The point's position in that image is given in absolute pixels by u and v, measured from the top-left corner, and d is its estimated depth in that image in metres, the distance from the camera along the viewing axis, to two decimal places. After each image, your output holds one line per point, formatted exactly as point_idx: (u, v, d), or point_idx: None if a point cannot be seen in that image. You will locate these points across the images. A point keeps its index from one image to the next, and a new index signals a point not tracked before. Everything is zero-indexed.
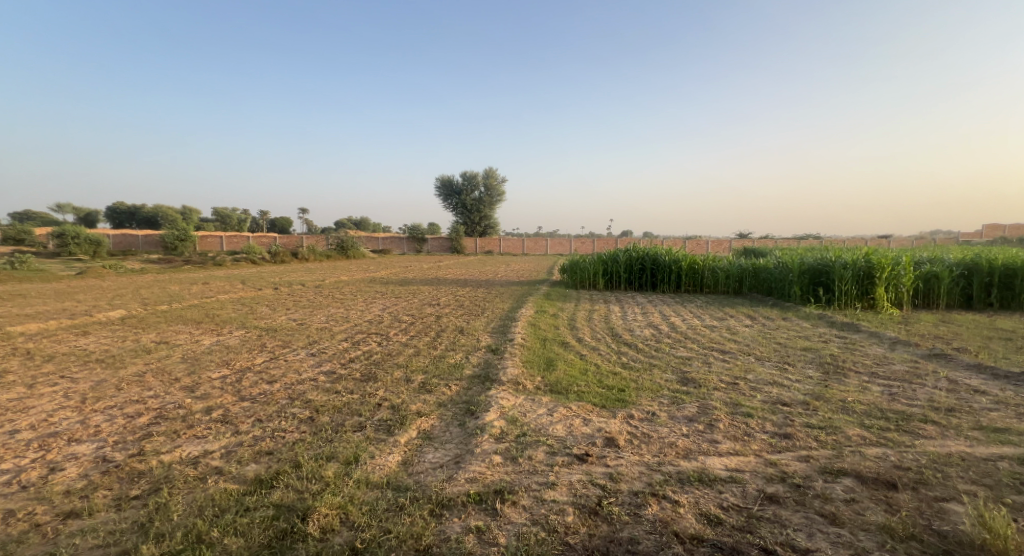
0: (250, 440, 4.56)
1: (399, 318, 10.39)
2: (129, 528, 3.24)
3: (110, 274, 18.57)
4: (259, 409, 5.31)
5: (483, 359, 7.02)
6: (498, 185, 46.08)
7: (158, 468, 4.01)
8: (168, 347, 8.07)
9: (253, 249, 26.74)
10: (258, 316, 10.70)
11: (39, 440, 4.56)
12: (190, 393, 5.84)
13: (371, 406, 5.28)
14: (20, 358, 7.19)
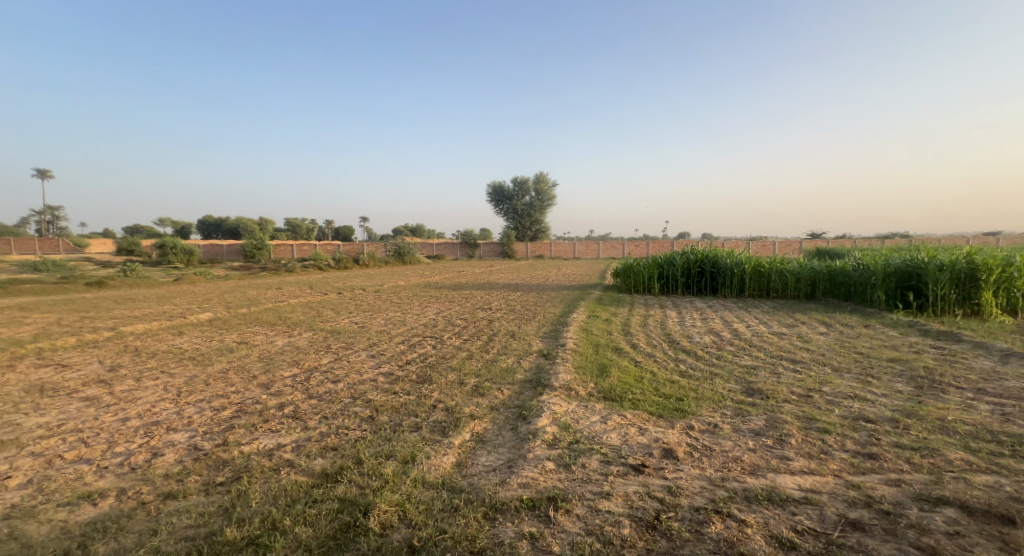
0: (317, 436, 4.78)
1: (452, 322, 10.57)
2: (216, 512, 3.47)
3: (200, 280, 20.32)
4: (324, 406, 5.57)
5: (534, 364, 6.97)
6: (549, 190, 45.97)
7: (239, 458, 4.29)
8: (247, 347, 8.67)
9: (319, 255, 28.25)
10: (324, 319, 11.26)
11: (145, 427, 5.03)
12: (266, 390, 6.23)
13: (426, 407, 5.39)
14: (129, 354, 8.02)
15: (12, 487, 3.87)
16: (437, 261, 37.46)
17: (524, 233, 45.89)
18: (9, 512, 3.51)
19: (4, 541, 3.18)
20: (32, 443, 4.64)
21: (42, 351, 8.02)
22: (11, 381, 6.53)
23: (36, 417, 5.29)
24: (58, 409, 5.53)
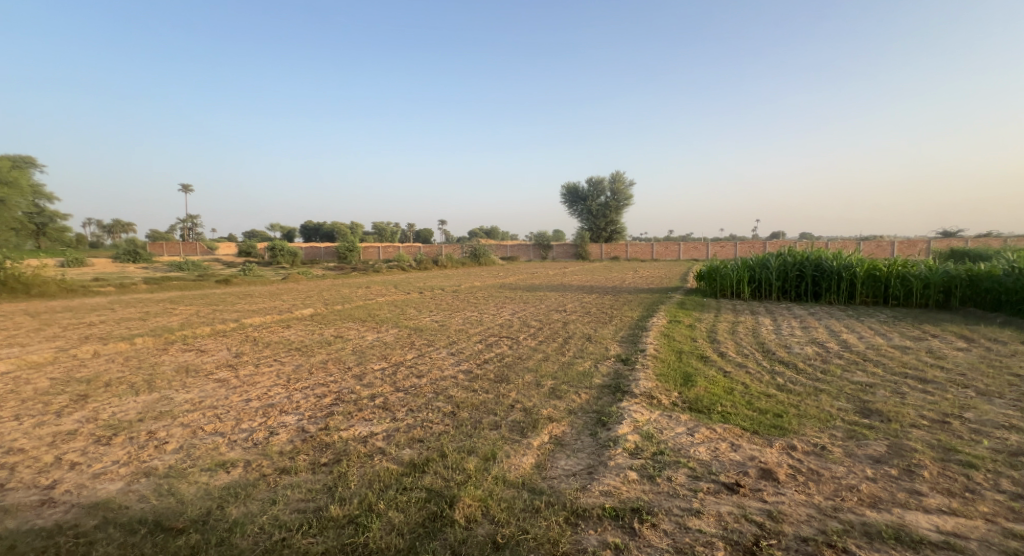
0: (405, 427, 5.03)
1: (528, 323, 10.61)
2: (321, 489, 3.77)
3: (301, 279, 22.32)
4: (411, 399, 5.85)
5: (612, 369, 6.76)
6: (625, 190, 44.72)
7: (339, 442, 4.64)
8: (342, 340, 9.38)
9: (403, 256, 29.73)
10: (408, 317, 11.84)
11: (263, 407, 5.62)
12: (359, 381, 6.68)
13: (504, 406, 5.44)
14: (248, 343, 9.01)
15: (168, 451, 4.50)
16: (512, 262, 37.84)
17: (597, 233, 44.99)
18: (165, 472, 4.07)
19: (163, 496, 3.69)
20: (180, 415, 5.37)
21: (183, 338, 9.27)
22: (162, 361, 7.61)
23: (182, 393, 6.12)
24: (197, 388, 6.36)
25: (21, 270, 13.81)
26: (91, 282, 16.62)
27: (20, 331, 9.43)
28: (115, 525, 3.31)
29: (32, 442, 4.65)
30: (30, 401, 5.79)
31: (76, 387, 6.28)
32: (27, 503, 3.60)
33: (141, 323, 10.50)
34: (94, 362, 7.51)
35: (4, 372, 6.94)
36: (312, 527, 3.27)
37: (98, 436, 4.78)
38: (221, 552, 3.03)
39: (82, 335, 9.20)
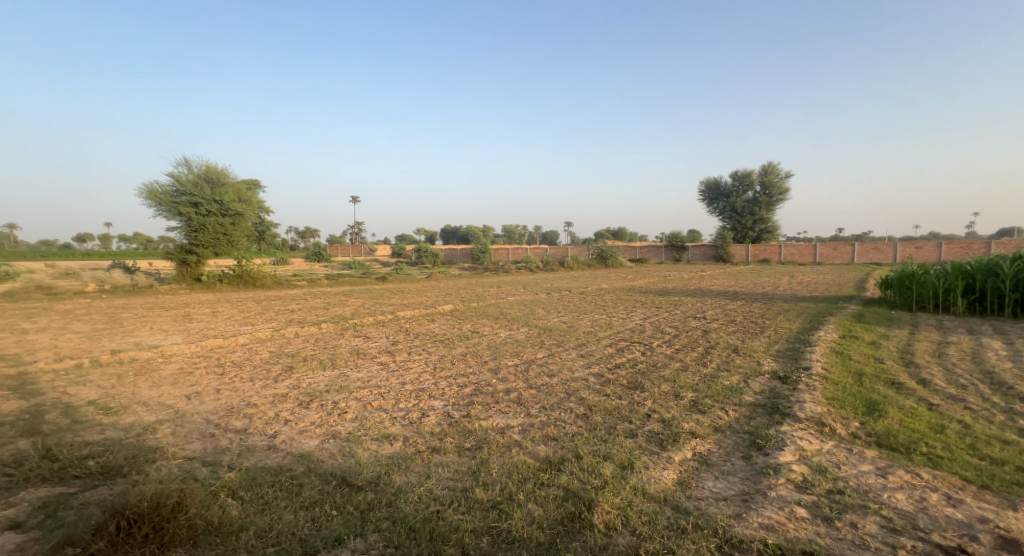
0: (539, 423, 5.02)
1: (662, 329, 9.90)
2: (467, 472, 3.94)
3: (442, 278, 24.14)
4: (543, 397, 5.84)
5: (767, 387, 5.89)
6: (779, 183, 39.28)
7: (480, 431, 4.82)
8: (478, 335, 9.84)
9: (529, 258, 30.44)
10: (537, 316, 11.96)
11: (417, 391, 6.13)
12: (494, 375, 6.90)
13: (640, 414, 5.09)
14: (402, 333, 9.97)
15: (346, 419, 5.15)
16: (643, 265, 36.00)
17: (740, 235, 40.31)
18: (347, 436, 4.67)
19: (345, 456, 4.23)
20: (355, 390, 6.14)
21: (354, 326, 10.66)
22: (339, 344, 8.85)
23: (355, 372, 7.01)
24: (365, 368, 7.24)
25: (251, 268, 17.51)
26: (288, 277, 20.09)
27: (247, 313, 11.80)
28: (316, 474, 3.88)
29: (263, 398, 5.75)
30: (256, 367, 7.18)
31: (284, 359, 7.62)
32: (260, 445, 4.42)
33: (324, 311, 12.33)
34: (295, 341, 9.04)
35: (242, 343, 8.74)
36: (460, 505, 3.42)
37: (302, 400, 5.69)
38: (391, 513, 3.32)
39: (286, 319, 11.16)
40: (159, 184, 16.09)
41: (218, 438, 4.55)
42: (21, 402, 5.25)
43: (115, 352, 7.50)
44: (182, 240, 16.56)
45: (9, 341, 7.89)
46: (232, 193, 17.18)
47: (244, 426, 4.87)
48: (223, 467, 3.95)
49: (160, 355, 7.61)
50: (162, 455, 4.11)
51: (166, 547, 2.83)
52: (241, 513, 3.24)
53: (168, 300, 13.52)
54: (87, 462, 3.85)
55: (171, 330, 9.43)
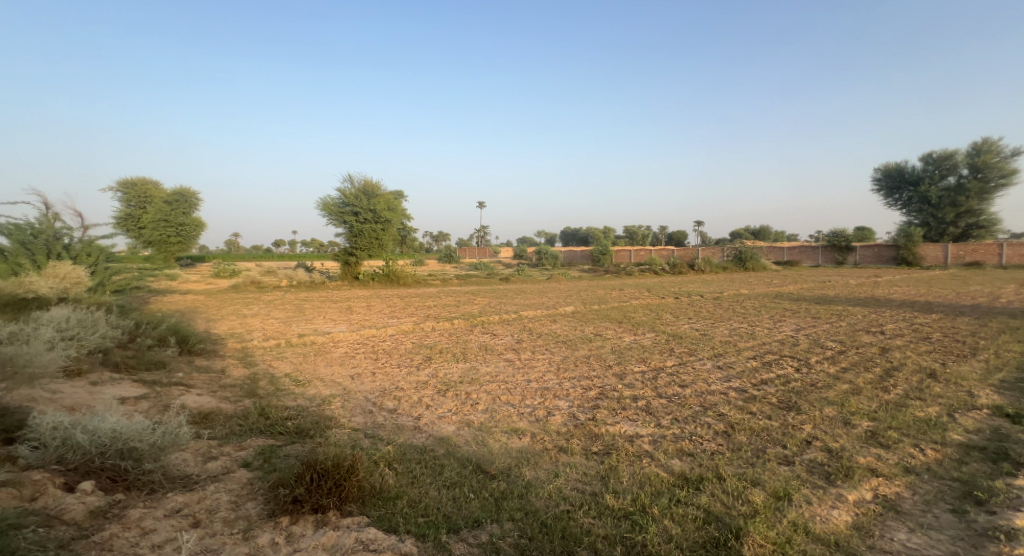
0: (671, 436, 4.75)
1: (821, 343, 8.62)
2: (595, 476, 3.89)
3: (564, 279, 24.21)
4: (675, 408, 5.51)
5: (987, 427, 4.76)
6: (996, 163, 31.43)
7: (607, 436, 4.72)
8: (601, 338, 9.65)
9: (655, 261, 29.14)
10: (666, 322, 11.32)
11: (540, 389, 6.23)
12: (620, 380, 6.70)
13: (798, 440, 4.49)
14: (527, 332, 10.21)
15: (478, 410, 5.45)
16: (790, 269, 31.85)
17: (938, 230, 33.22)
18: (479, 426, 4.95)
19: (479, 445, 4.49)
20: (485, 383, 6.47)
21: (483, 323, 11.21)
22: (470, 339, 9.39)
23: (485, 366, 7.38)
24: (493, 363, 7.59)
25: (396, 267, 19.40)
26: (424, 277, 21.90)
27: (394, 308, 13.15)
28: (454, 457, 4.19)
29: (408, 383, 6.38)
30: (402, 355, 7.98)
31: (424, 350, 8.34)
32: (407, 426, 4.91)
33: (455, 309, 13.15)
34: (433, 334, 9.83)
35: (391, 333, 9.77)
36: (591, 509, 3.38)
37: (438, 388, 6.18)
38: (523, 504, 3.42)
39: (425, 314, 12.18)
40: (332, 197, 19.02)
41: (375, 414, 5.16)
42: (243, 369, 6.58)
43: (299, 335, 8.96)
44: (346, 244, 19.25)
45: (229, 322, 9.91)
46: (382, 204, 19.21)
47: (394, 407, 5.45)
48: (380, 440, 4.47)
49: (330, 340, 8.87)
50: (335, 423, 4.81)
51: (344, 500, 3.30)
52: (395, 483, 3.63)
53: (334, 295, 15.71)
54: (284, 422, 4.67)
55: (338, 319, 10.95)
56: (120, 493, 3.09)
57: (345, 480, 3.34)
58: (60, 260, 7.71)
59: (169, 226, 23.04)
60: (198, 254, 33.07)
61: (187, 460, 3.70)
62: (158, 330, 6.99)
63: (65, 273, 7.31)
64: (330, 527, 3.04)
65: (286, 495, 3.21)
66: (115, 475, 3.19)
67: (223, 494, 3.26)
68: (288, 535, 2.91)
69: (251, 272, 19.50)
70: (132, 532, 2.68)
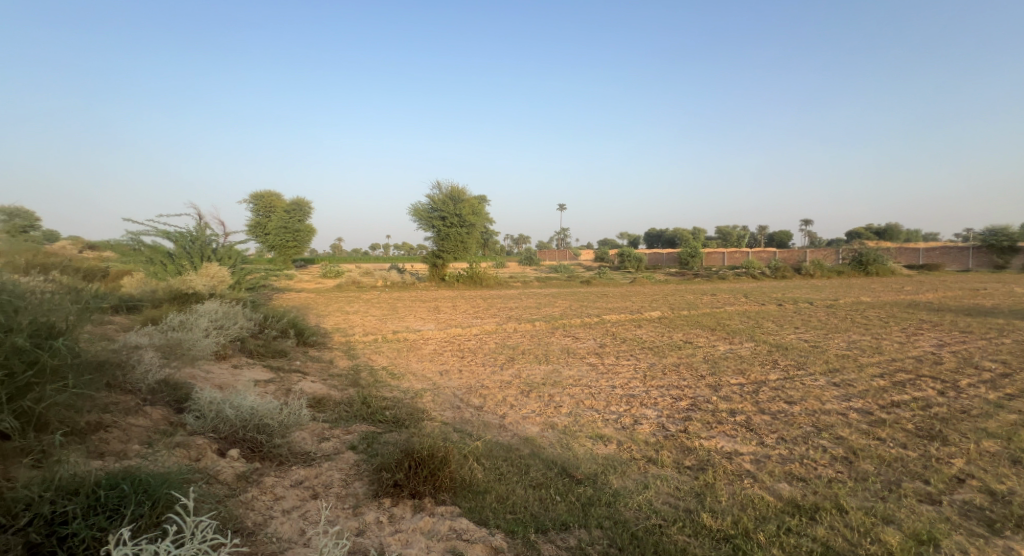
0: (777, 457, 4.31)
1: (968, 363, 7.36)
2: (689, 492, 3.64)
3: (649, 283, 23.26)
4: (781, 426, 5.00)
5: None
6: None
7: (702, 450, 4.40)
8: (692, 346, 9.08)
9: (754, 265, 27.02)
10: (767, 331, 10.39)
11: (625, 396, 5.99)
12: (714, 392, 6.24)
13: (946, 476, 3.84)
14: (610, 337, 9.89)
15: (562, 412, 5.36)
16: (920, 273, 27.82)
17: None
18: (563, 429, 4.86)
19: (563, 447, 4.41)
20: (569, 386, 6.36)
21: (565, 326, 11.04)
22: (552, 342, 9.29)
23: (567, 370, 7.25)
24: (575, 367, 7.44)
25: (479, 270, 19.71)
26: (507, 279, 22.18)
27: (478, 308, 13.39)
28: (539, 458, 4.15)
29: (492, 382, 6.46)
30: (486, 354, 8.11)
31: (507, 351, 8.40)
32: (492, 423, 4.96)
33: (536, 311, 13.07)
34: (515, 335, 9.87)
35: (475, 333, 9.97)
36: (685, 526, 3.15)
37: (522, 389, 6.18)
38: (611, 514, 3.27)
39: (507, 315, 12.27)
40: (422, 203, 19.98)
41: (462, 410, 5.28)
42: (348, 360, 7.11)
43: (393, 332, 9.47)
44: (433, 248, 20.08)
45: (332, 318, 10.74)
46: (467, 209, 19.85)
47: (480, 404, 5.54)
48: (467, 435, 4.56)
49: (420, 337, 9.26)
50: (427, 415, 4.99)
51: (437, 490, 3.39)
52: (484, 478, 3.66)
53: (423, 295, 16.39)
54: (383, 412, 4.95)
55: (427, 318, 11.41)
56: (259, 462, 3.42)
57: (439, 470, 3.46)
58: (210, 261, 8.89)
59: (286, 233, 25.76)
60: (308, 256, 36.47)
61: (306, 438, 4.00)
62: (281, 322, 7.70)
63: (210, 270, 8.38)
64: (427, 513, 3.13)
65: (388, 478, 3.38)
66: (254, 446, 3.59)
67: (335, 473, 3.50)
68: (390, 516, 3.04)
69: (349, 273, 20.97)
70: (267, 497, 2.95)
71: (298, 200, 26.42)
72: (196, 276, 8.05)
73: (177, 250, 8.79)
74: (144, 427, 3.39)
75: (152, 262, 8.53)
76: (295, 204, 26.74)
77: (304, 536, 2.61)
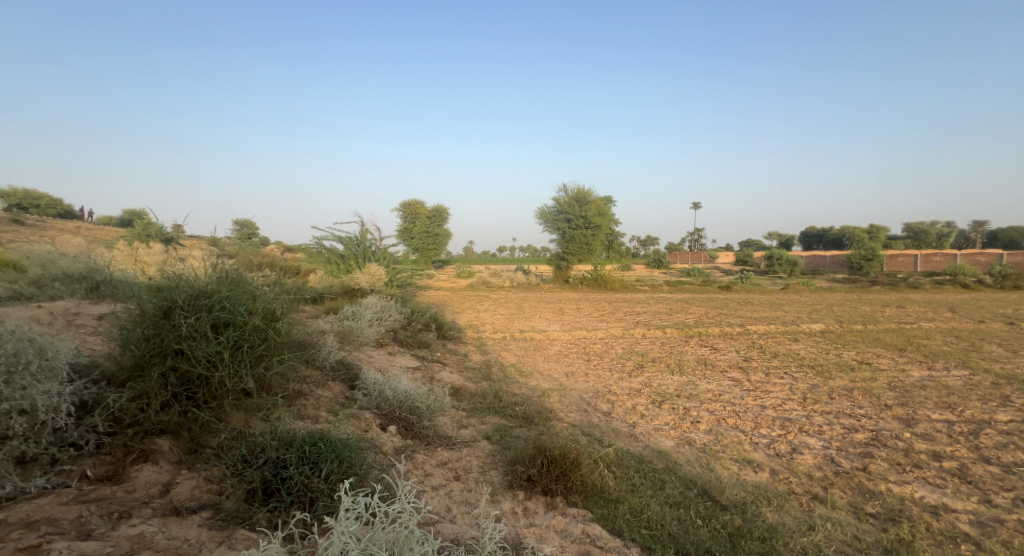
0: (1014, 524, 3.22)
1: None
2: (873, 545, 2.87)
3: (808, 290, 20.18)
4: (1018, 485, 3.77)
5: None
6: None
7: (890, 497, 3.49)
8: (870, 368, 7.51)
9: (959, 274, 21.76)
10: (983, 357, 8.15)
11: (780, 419, 5.11)
12: (905, 427, 5.01)
13: None
14: (756, 350, 8.66)
15: (701, 429, 4.76)
16: None
17: None
18: (703, 447, 4.29)
19: (703, 467, 3.88)
20: (707, 401, 5.66)
21: (701, 335, 9.97)
22: (686, 351, 8.44)
23: (705, 383, 6.48)
24: (715, 380, 6.62)
25: (604, 272, 18.76)
26: (637, 282, 21.10)
27: (603, 312, 12.79)
28: (676, 475, 3.68)
29: (620, 388, 6.06)
30: (614, 359, 7.68)
31: (635, 357, 7.85)
32: (622, 431, 4.60)
33: (667, 317, 12.02)
34: (644, 342, 9.21)
35: (601, 337, 9.55)
36: None
37: (653, 398, 5.67)
38: (766, 552, 2.70)
39: (635, 320, 11.49)
40: (548, 206, 20.04)
41: (590, 414, 5.01)
42: (480, 355, 7.31)
43: (521, 331, 9.51)
44: (557, 250, 19.88)
45: (465, 316, 11.21)
46: (594, 210, 19.54)
47: (608, 410, 5.21)
48: (595, 439, 4.28)
49: (546, 338, 9.15)
50: (554, 415, 4.83)
51: (569, 491, 3.19)
52: (615, 486, 3.36)
53: (547, 296, 16.32)
54: (514, 406, 4.91)
55: (552, 319, 11.27)
56: (410, 440, 3.57)
57: (571, 471, 3.25)
58: (370, 261, 9.93)
59: (428, 236, 28.00)
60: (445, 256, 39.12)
61: (447, 423, 4.07)
62: (425, 317, 8.21)
63: (371, 270, 9.32)
64: (558, 513, 2.95)
65: (522, 471, 3.25)
66: (407, 425, 3.80)
67: (473, 459, 3.49)
68: (523, 510, 2.91)
69: (478, 273, 21.83)
70: (418, 472, 3.08)
71: (439, 206, 28.45)
72: (361, 275, 9.06)
73: (347, 252, 10.01)
74: (328, 398, 3.81)
75: (327, 262, 9.87)
76: (436, 211, 28.93)
77: (450, 513, 2.66)
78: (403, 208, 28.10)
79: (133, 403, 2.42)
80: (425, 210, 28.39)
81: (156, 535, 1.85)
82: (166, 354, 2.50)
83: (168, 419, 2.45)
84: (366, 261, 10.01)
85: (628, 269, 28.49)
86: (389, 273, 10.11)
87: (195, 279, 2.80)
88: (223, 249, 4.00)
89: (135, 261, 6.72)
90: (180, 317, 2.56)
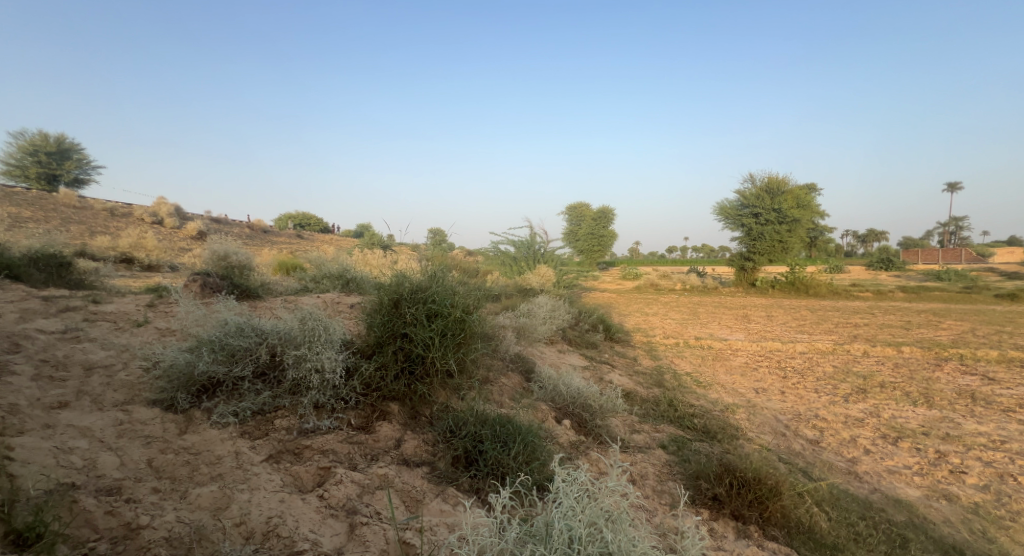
0: None
1: None
2: None
3: None
4: None
5: None
6: None
7: None
8: None
9: None
10: None
11: None
12: None
13: None
14: None
15: (968, 484, 3.39)
16: None
17: None
18: (974, 508, 3.07)
19: (978, 536, 2.79)
20: (978, 448, 3.94)
21: (962, 358, 7.06)
22: (936, 378, 5.98)
23: (974, 423, 4.47)
24: (993, 423, 4.49)
25: (804, 275, 15.62)
26: (857, 285, 16.97)
27: (804, 320, 10.55)
28: (926, 535, 2.73)
29: (833, 415, 4.64)
30: (820, 380, 5.90)
31: (853, 380, 5.86)
32: (837, 466, 3.58)
33: (903, 330, 9.18)
34: (865, 361, 6.90)
35: (801, 351, 7.51)
36: None
37: (883, 432, 4.23)
38: None
39: (852, 332, 9.02)
40: (729, 200, 17.19)
41: (789, 439, 4.02)
42: (651, 360, 6.71)
43: (696, 337, 8.32)
44: (741, 248, 17.05)
45: (633, 318, 10.52)
46: (791, 200, 16.02)
47: (816, 437, 4.10)
48: (799, 470, 3.38)
49: (727, 347, 7.73)
50: (742, 434, 4.03)
51: (767, 522, 2.69)
52: (831, 529, 2.68)
53: (730, 300, 14.36)
54: (692, 418, 4.29)
55: (734, 327, 9.55)
56: (584, 436, 3.49)
57: (769, 499, 2.74)
58: (539, 263, 10.33)
59: (593, 239, 27.62)
60: (613, 256, 37.76)
61: (618, 426, 3.83)
62: (592, 318, 7.94)
63: (541, 272, 9.69)
64: (754, 544, 2.51)
65: (706, 488, 2.86)
66: (580, 421, 3.71)
67: (648, 465, 3.17)
68: (710, 530, 2.54)
69: (648, 274, 20.45)
70: (593, 468, 2.95)
71: (603, 207, 27.69)
72: (531, 277, 9.52)
73: (518, 255, 10.57)
74: (509, 386, 3.98)
75: (503, 264, 10.52)
76: (601, 212, 28.38)
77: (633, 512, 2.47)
78: (568, 211, 28.58)
79: (376, 372, 2.81)
80: (591, 212, 28.13)
81: (395, 478, 2.17)
82: (394, 337, 2.90)
83: (397, 388, 2.80)
84: (535, 263, 10.47)
85: (839, 270, 22.96)
86: (556, 274, 10.22)
87: (414, 276, 3.22)
88: (421, 255, 4.50)
89: (368, 263, 8.15)
90: (406, 307, 2.96)
